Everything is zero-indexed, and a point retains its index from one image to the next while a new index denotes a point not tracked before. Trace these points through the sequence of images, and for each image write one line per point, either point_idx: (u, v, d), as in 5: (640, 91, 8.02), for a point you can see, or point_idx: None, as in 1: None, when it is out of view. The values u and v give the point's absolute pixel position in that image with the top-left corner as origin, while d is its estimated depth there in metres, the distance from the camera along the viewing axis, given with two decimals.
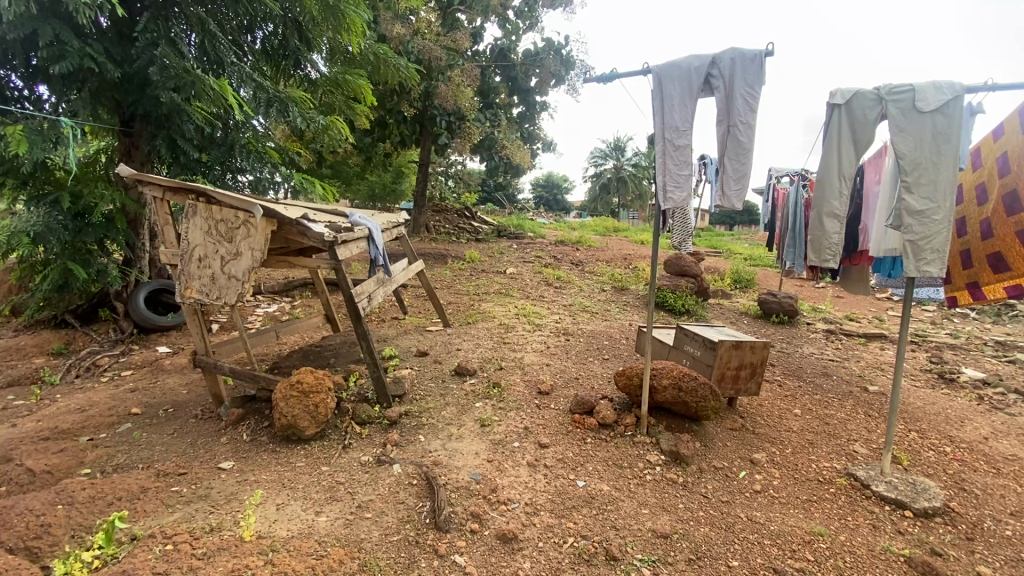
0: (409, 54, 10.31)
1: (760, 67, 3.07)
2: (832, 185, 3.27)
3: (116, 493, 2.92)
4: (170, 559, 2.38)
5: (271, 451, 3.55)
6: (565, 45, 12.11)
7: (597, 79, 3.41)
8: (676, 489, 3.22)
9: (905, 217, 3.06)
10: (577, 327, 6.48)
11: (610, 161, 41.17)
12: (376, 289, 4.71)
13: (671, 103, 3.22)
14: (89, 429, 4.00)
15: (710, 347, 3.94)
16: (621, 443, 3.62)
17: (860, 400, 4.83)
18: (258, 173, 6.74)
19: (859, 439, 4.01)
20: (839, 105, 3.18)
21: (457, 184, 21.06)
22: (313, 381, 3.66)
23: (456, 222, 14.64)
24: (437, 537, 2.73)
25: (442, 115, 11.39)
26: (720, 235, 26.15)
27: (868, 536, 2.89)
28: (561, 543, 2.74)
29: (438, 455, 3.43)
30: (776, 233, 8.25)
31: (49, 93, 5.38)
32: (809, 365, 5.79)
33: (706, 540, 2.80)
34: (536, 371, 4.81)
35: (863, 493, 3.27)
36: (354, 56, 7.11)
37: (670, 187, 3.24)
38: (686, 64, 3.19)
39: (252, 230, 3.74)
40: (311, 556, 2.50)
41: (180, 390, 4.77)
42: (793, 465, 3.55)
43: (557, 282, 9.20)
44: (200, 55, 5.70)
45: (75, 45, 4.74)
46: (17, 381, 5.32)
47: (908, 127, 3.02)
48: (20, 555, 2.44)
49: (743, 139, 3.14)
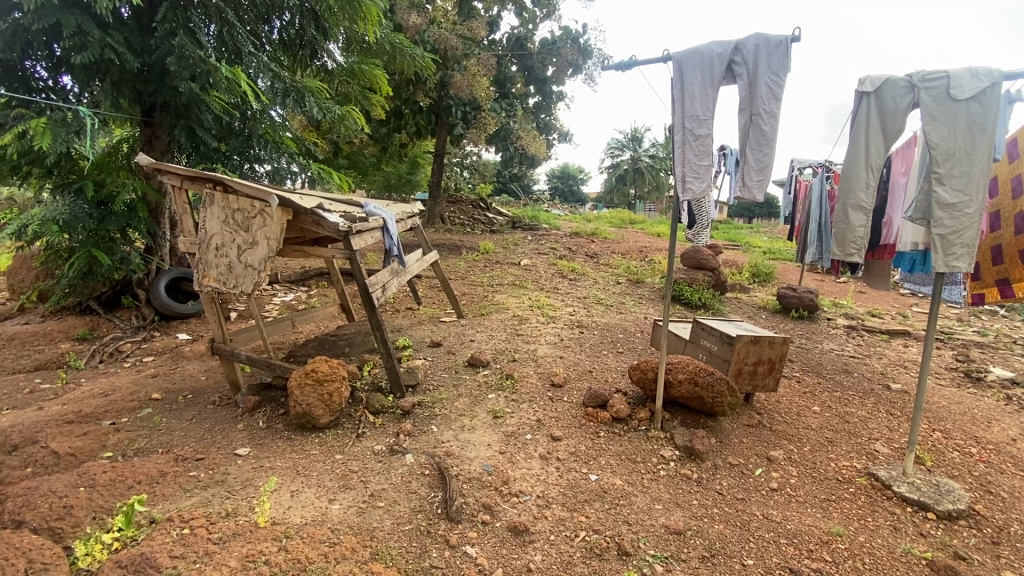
0: (425, 43, 10.25)
1: (785, 54, 2.98)
2: (858, 177, 3.17)
3: (136, 477, 2.98)
4: (187, 543, 2.40)
5: (286, 439, 3.59)
6: (582, 34, 11.98)
7: (616, 67, 3.35)
8: (690, 485, 3.18)
9: (936, 210, 2.94)
10: (591, 320, 6.43)
11: (627, 152, 40.64)
12: (391, 280, 4.72)
13: (691, 92, 3.15)
14: (112, 413, 4.10)
15: (727, 341, 3.88)
16: (635, 438, 3.59)
17: (881, 398, 4.72)
18: (276, 163, 6.86)
19: (880, 438, 3.91)
20: (869, 92, 3.08)
21: (473, 175, 21.12)
22: (328, 370, 3.68)
23: (471, 213, 14.60)
24: (448, 528, 2.73)
25: (457, 105, 11.37)
26: (739, 227, 25.68)
27: (889, 537, 2.81)
28: (574, 537, 2.72)
29: (450, 446, 3.43)
30: (796, 226, 8.05)
31: (74, 83, 5.46)
32: (829, 361, 5.67)
33: (720, 538, 2.75)
34: (550, 363, 4.79)
35: (884, 493, 3.19)
36: (370, 45, 7.17)
37: (689, 178, 3.17)
38: (707, 51, 3.11)
39: (268, 220, 3.78)
40: (324, 543, 2.51)
41: (199, 376, 4.87)
42: (811, 463, 3.48)
43: (572, 274, 9.14)
44: (218, 44, 5.72)
45: (96, 35, 4.78)
46: (43, 365, 5.47)
47: (941, 117, 2.89)
48: (43, 536, 2.49)
49: (766, 129, 3.06)
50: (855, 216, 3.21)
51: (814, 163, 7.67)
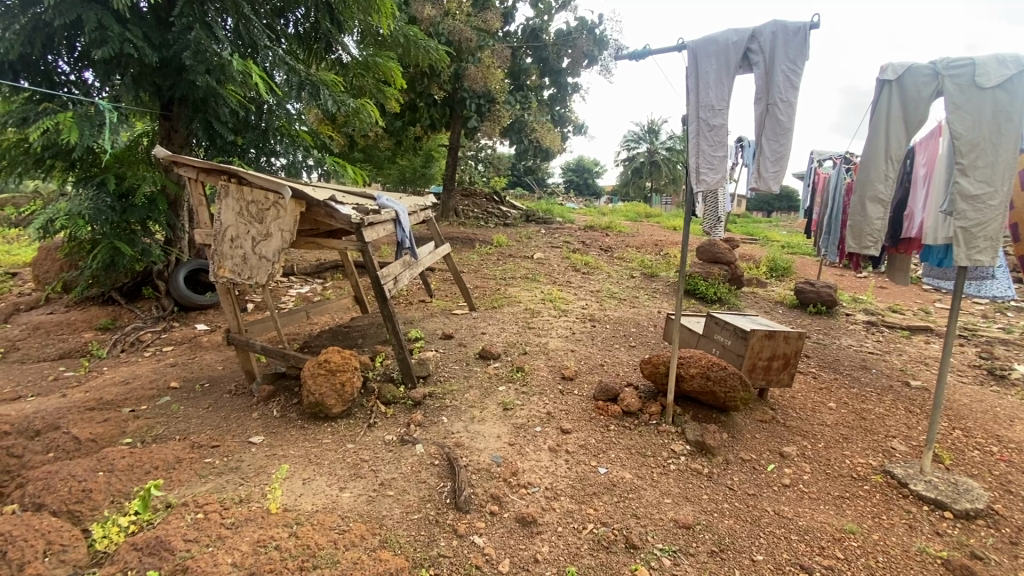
0: (439, 35, 10.21)
1: (804, 41, 2.91)
2: (878, 167, 3.09)
3: (153, 462, 3.06)
4: (201, 527, 2.45)
5: (300, 427, 3.64)
6: (598, 24, 11.85)
7: (629, 56, 3.30)
8: (701, 479, 3.15)
9: (959, 202, 2.85)
10: (603, 313, 6.40)
11: (643, 145, 40.19)
12: (403, 272, 4.72)
13: (706, 80, 3.09)
14: (132, 401, 4.20)
15: (741, 336, 3.83)
16: (645, 432, 3.57)
17: (900, 395, 4.62)
18: (292, 157, 6.89)
19: (898, 436, 3.83)
20: (890, 80, 2.99)
21: (487, 168, 21.12)
22: (340, 360, 3.72)
23: (485, 206, 14.59)
24: (457, 517, 2.75)
25: (471, 98, 11.33)
26: (757, 220, 25.27)
27: (904, 536, 2.76)
28: (581, 529, 2.72)
29: (460, 437, 3.45)
30: (815, 219, 7.89)
31: (95, 78, 5.55)
32: (847, 357, 5.56)
33: (730, 533, 2.73)
34: (561, 356, 4.78)
35: (900, 492, 3.13)
36: (384, 38, 7.20)
37: (704, 169, 3.12)
38: (723, 38, 3.04)
39: (282, 212, 3.82)
40: (334, 530, 2.55)
41: (216, 366, 4.96)
42: (825, 460, 3.43)
43: (585, 268, 9.08)
44: (234, 38, 5.77)
45: (116, 30, 4.86)
46: (68, 354, 5.63)
47: (966, 105, 2.80)
48: (62, 518, 2.56)
49: (783, 118, 3.00)
50: (874, 209, 3.14)
51: (833, 155, 7.51)
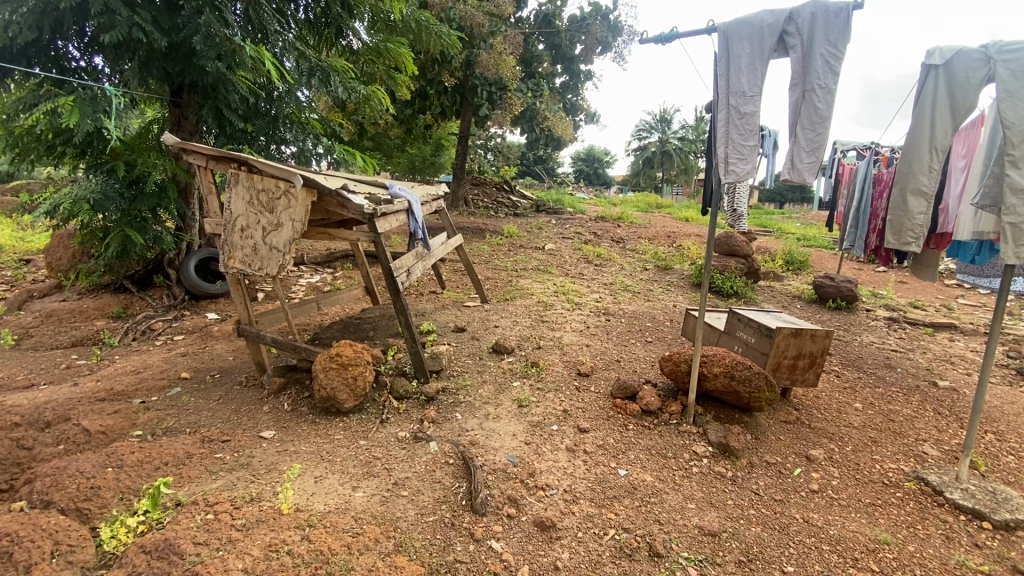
0: (451, 21, 10.01)
1: (846, 22, 2.73)
2: (921, 159, 2.92)
3: (162, 458, 2.99)
4: (210, 529, 2.37)
5: (311, 422, 3.57)
6: (613, 10, 11.58)
7: (655, 40, 3.14)
8: (725, 484, 3.04)
9: (1008, 196, 2.67)
10: (618, 307, 6.27)
11: (654, 134, 39.67)
12: (415, 264, 4.63)
13: (738, 65, 2.92)
14: (143, 392, 4.15)
15: (766, 334, 3.68)
16: (665, 432, 3.46)
17: (929, 396, 4.45)
18: (301, 144, 6.80)
19: (929, 439, 3.68)
20: (937, 65, 2.81)
21: (496, 157, 21.00)
22: (352, 354, 3.63)
23: (495, 196, 14.39)
24: (473, 520, 2.66)
25: (483, 86, 11.10)
26: (772, 212, 24.81)
27: (941, 548, 2.62)
28: (602, 535, 2.62)
29: (474, 435, 3.35)
30: (838, 211, 7.68)
31: (105, 63, 5.47)
32: (870, 355, 5.38)
33: (758, 542, 2.61)
34: (576, 351, 4.66)
35: (935, 499, 2.99)
36: (395, 23, 7.03)
37: (733, 160, 2.97)
38: (757, 20, 2.86)
39: (293, 201, 3.71)
40: (347, 532, 2.46)
41: (227, 356, 4.91)
42: (854, 465, 3.29)
43: (598, 260, 8.92)
44: (245, 23, 5.58)
45: (123, 14, 4.72)
46: (80, 342, 5.62)
47: (1020, 92, 2.60)
48: (70, 516, 2.50)
49: (820, 105, 2.84)
50: (915, 203, 2.99)
51: (859, 146, 7.28)
